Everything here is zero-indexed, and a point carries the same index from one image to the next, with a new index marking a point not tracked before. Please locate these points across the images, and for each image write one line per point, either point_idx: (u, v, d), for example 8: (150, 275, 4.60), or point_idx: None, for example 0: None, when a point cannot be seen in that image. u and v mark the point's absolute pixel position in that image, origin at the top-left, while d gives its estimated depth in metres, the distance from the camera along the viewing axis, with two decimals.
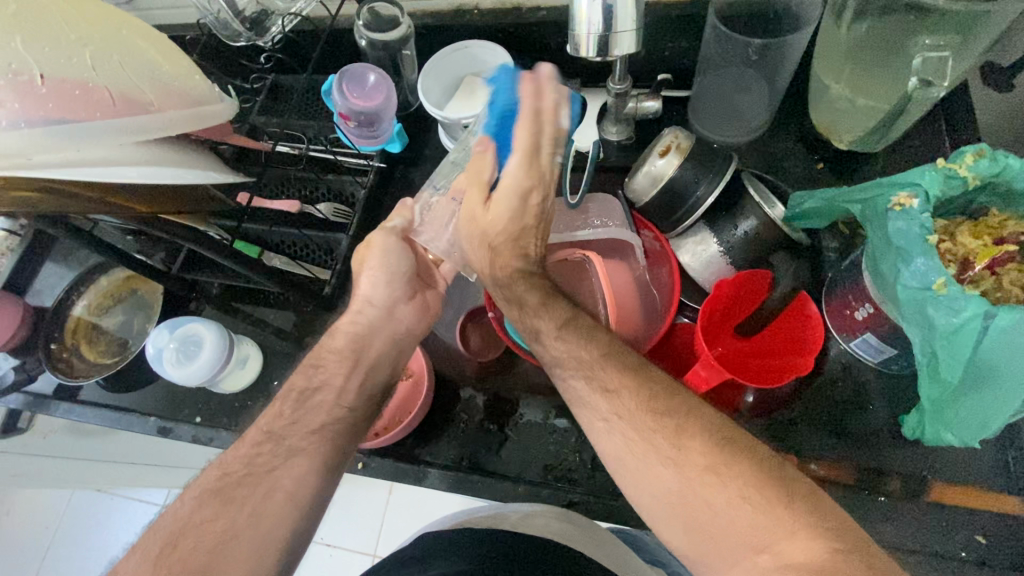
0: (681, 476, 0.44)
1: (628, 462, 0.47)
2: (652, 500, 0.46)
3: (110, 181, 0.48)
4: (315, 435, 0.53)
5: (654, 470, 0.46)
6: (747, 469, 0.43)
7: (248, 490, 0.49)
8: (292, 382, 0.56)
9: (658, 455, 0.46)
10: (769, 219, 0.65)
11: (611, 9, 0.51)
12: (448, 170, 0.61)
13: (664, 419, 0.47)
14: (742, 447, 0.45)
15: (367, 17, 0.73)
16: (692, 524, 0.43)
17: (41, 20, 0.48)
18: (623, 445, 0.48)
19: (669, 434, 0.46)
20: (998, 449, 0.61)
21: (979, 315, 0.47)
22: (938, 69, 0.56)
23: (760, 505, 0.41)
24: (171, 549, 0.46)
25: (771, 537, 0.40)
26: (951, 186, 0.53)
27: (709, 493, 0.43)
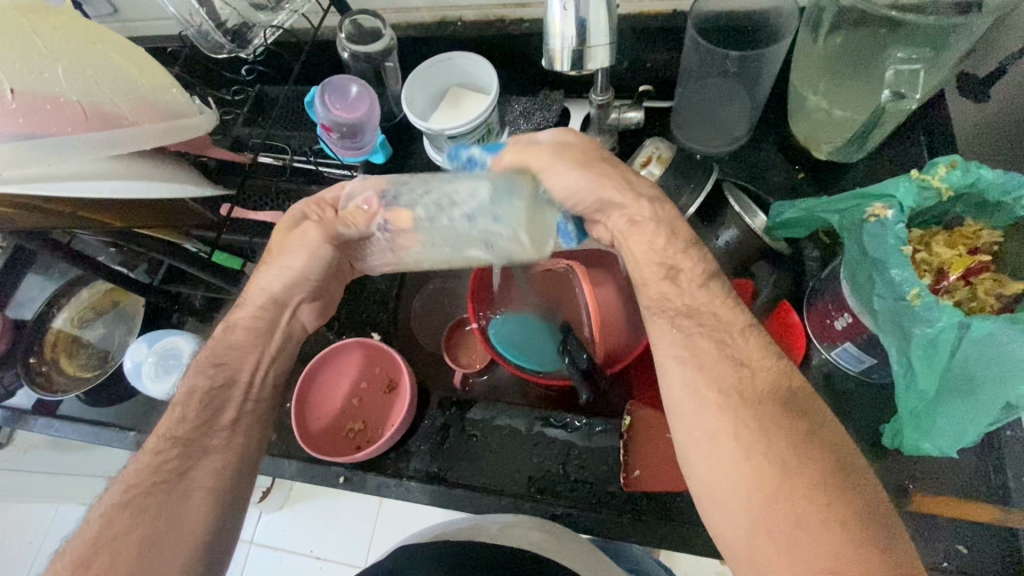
0: (779, 479, 0.42)
1: (718, 447, 0.45)
2: (725, 490, 0.44)
3: (82, 195, 0.47)
4: (226, 430, 0.54)
5: (750, 460, 0.43)
6: (852, 499, 0.41)
7: (155, 500, 0.50)
8: (194, 383, 0.55)
9: (759, 451, 0.43)
10: (748, 229, 0.66)
11: (585, 23, 0.51)
12: (409, 200, 0.50)
13: (773, 419, 0.44)
14: (854, 472, 0.43)
15: (349, 29, 0.73)
16: (762, 529, 0.42)
17: (14, 35, 0.48)
18: (716, 429, 0.45)
19: (784, 440, 0.43)
20: (978, 457, 0.62)
21: (953, 325, 0.47)
22: (911, 80, 0.58)
23: (846, 534, 0.40)
24: (85, 569, 0.47)
25: (846, 568, 0.39)
26: (925, 197, 0.53)
27: (806, 507, 0.41)
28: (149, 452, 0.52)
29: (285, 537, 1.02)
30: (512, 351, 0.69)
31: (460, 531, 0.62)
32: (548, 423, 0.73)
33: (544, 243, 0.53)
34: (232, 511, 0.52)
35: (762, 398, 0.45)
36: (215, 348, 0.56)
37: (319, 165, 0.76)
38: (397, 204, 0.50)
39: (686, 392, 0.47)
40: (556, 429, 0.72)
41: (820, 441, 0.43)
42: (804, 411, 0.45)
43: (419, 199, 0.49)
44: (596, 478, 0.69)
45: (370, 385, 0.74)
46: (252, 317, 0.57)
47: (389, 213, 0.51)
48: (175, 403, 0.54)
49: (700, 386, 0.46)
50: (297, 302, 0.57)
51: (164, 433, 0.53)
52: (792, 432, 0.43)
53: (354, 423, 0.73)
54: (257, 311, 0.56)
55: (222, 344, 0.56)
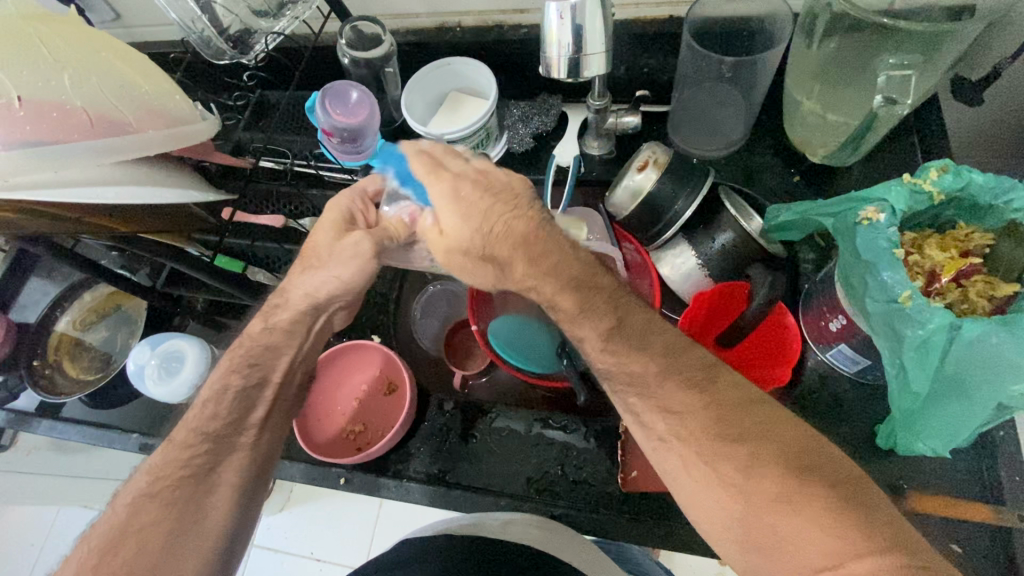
0: (740, 500, 0.41)
1: (684, 478, 0.44)
2: (710, 513, 0.43)
3: (88, 201, 0.48)
4: (255, 429, 0.56)
5: (711, 489, 0.43)
6: (818, 492, 0.39)
7: (183, 493, 0.51)
8: (227, 381, 0.54)
9: (720, 464, 0.43)
10: (746, 233, 0.67)
11: (581, 31, 0.52)
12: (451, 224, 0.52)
13: (724, 419, 0.44)
14: (815, 461, 0.41)
15: (349, 35, 0.74)
16: (752, 551, 0.41)
17: (22, 45, 0.49)
18: (675, 457, 0.45)
19: (729, 462, 0.42)
20: (973, 458, 0.62)
21: (945, 327, 0.48)
22: (902, 87, 0.59)
23: (827, 533, 0.38)
24: (109, 557, 0.47)
25: (840, 564, 0.37)
26: (917, 200, 0.55)
27: (777, 519, 0.40)
28: (169, 446, 0.53)
29: (286, 539, 1.02)
30: (514, 354, 0.69)
31: (462, 529, 0.62)
32: (548, 424, 0.73)
33: None
34: (251, 507, 0.55)
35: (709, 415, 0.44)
36: (251, 347, 0.55)
37: (319, 169, 0.78)
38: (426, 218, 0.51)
39: (646, 428, 0.46)
40: (556, 430, 0.73)
41: (767, 451, 0.42)
42: (745, 423, 0.43)
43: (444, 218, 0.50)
44: (594, 479, 0.69)
45: (370, 387, 0.75)
46: (292, 321, 0.55)
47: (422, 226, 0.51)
48: (205, 399, 0.54)
49: (649, 411, 0.46)
50: (334, 308, 0.56)
51: (200, 425, 0.53)
52: (738, 448, 0.42)
53: (354, 425, 0.74)
54: (298, 314, 0.54)
55: (259, 343, 0.55)
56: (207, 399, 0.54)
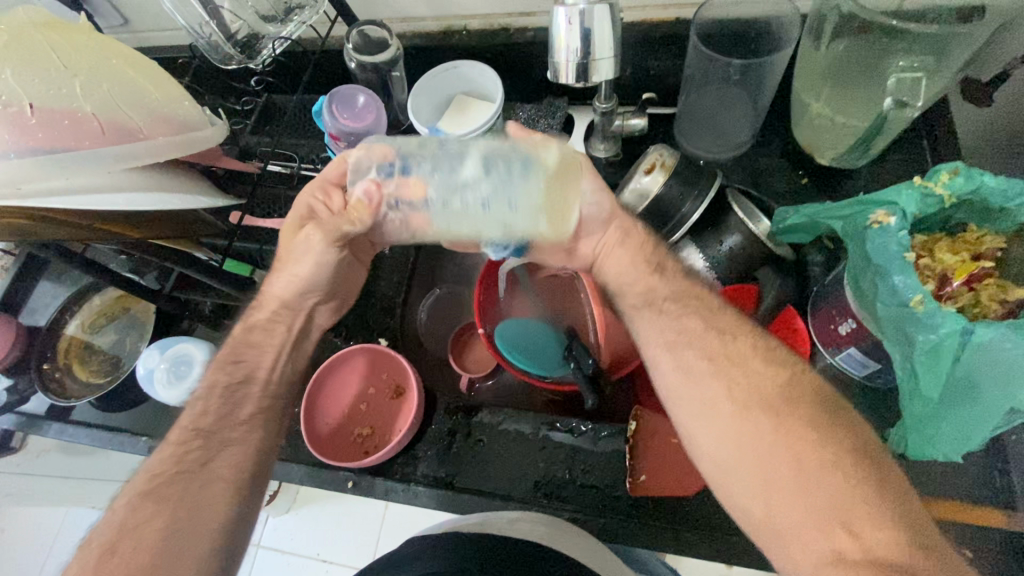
0: (773, 433, 0.44)
1: (712, 410, 0.46)
2: (733, 458, 0.44)
3: (100, 208, 0.48)
4: (244, 426, 0.53)
5: (746, 422, 0.45)
6: (843, 440, 0.42)
7: (178, 489, 0.49)
8: (213, 379, 0.55)
9: (752, 411, 0.45)
10: (753, 235, 0.66)
11: (589, 34, 0.52)
12: (420, 174, 0.47)
13: (759, 372, 0.46)
14: (841, 411, 0.44)
15: (355, 39, 0.74)
16: (773, 487, 0.42)
17: (35, 55, 0.50)
18: (712, 395, 0.46)
19: (771, 396, 0.45)
20: (984, 463, 0.62)
21: (957, 331, 0.47)
22: (913, 89, 0.59)
23: (848, 474, 0.41)
24: (109, 556, 0.45)
25: (853, 510, 0.40)
26: (927, 204, 0.54)
27: (804, 454, 0.42)
28: (178, 443, 0.51)
29: (294, 540, 1.03)
30: (517, 355, 0.68)
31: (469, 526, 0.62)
32: (555, 426, 0.73)
33: (562, 218, 0.48)
34: None
35: (751, 372, 0.46)
36: (234, 345, 0.57)
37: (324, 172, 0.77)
38: (414, 203, 0.47)
39: (683, 364, 0.48)
40: (565, 433, 0.72)
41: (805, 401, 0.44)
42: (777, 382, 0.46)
43: (424, 172, 0.46)
44: (600, 482, 0.69)
45: (379, 390, 0.76)
46: (268, 319, 0.57)
47: (401, 193, 0.47)
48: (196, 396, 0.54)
49: (692, 360, 0.48)
50: (312, 305, 0.59)
51: (191, 424, 0.52)
52: (777, 390, 0.45)
53: (361, 427, 0.74)
54: (274, 314, 0.57)
55: (243, 341, 0.57)
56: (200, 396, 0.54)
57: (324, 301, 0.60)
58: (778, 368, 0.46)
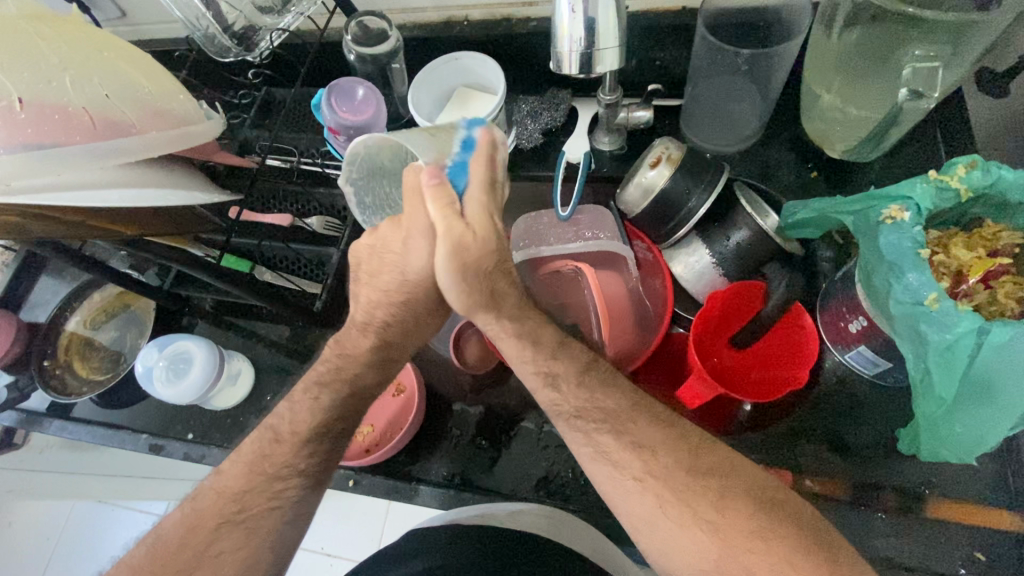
0: (716, 541, 0.44)
1: (653, 525, 0.46)
2: (685, 565, 0.45)
3: (93, 205, 0.48)
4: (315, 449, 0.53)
5: (689, 531, 0.45)
6: (787, 536, 0.43)
7: (270, 522, 0.51)
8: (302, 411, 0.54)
9: (689, 515, 0.45)
10: (761, 231, 0.64)
11: (593, 24, 0.50)
12: None
13: (686, 485, 0.45)
14: (774, 501, 0.45)
15: (355, 32, 0.72)
16: None
17: (26, 49, 0.48)
18: (648, 513, 0.46)
19: (704, 501, 0.45)
20: (997, 463, 0.60)
21: (974, 331, 0.46)
22: (928, 80, 0.57)
23: (797, 571, 0.42)
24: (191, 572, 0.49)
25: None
26: (943, 198, 0.53)
27: (751, 559, 0.43)
28: (257, 476, 0.52)
29: None
30: None
31: (470, 517, 0.62)
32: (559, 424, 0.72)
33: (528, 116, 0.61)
34: None
35: (670, 469, 0.46)
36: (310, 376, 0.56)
37: (325, 166, 0.75)
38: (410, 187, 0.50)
39: (618, 469, 0.47)
40: None
41: (738, 497, 0.45)
42: (717, 466, 0.46)
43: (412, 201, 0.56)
44: None
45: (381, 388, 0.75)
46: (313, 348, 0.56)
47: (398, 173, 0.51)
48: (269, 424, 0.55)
49: (627, 474, 0.47)
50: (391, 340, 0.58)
51: (294, 460, 0.52)
52: (713, 488, 0.45)
53: (361, 426, 0.73)
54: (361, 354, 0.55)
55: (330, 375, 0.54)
56: (306, 440, 0.52)
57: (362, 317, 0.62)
58: (708, 477, 0.46)
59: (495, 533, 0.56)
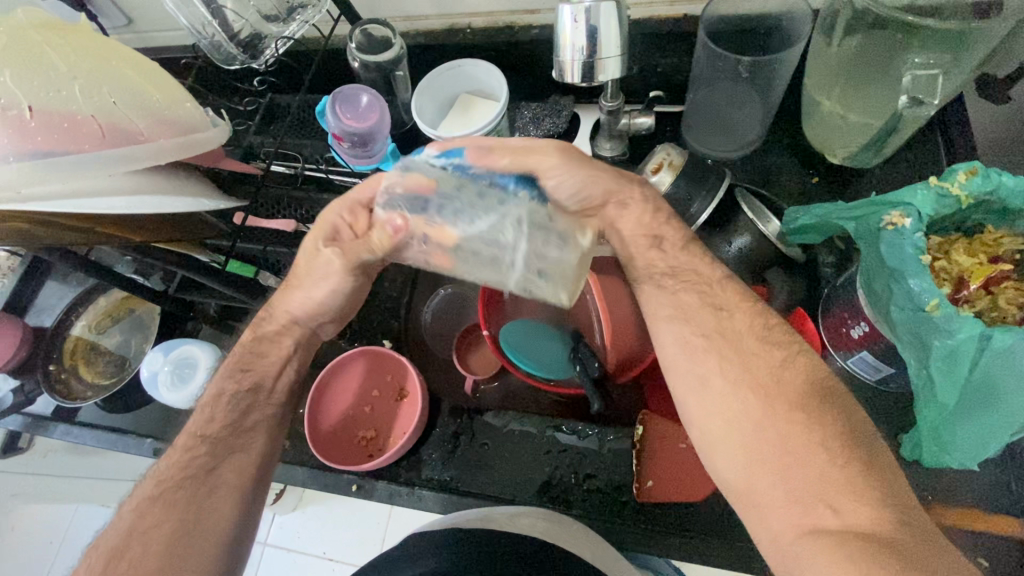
0: (763, 410, 0.45)
1: (706, 384, 0.48)
2: (721, 428, 0.46)
3: (99, 212, 0.48)
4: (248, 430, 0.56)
5: (739, 398, 0.46)
6: (831, 420, 0.44)
7: (185, 494, 0.51)
8: (223, 387, 0.57)
9: (743, 386, 0.46)
10: (762, 235, 0.65)
11: (596, 32, 0.51)
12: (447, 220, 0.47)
13: (752, 354, 0.48)
14: (836, 398, 0.45)
15: (359, 38, 0.73)
16: (756, 460, 0.44)
17: (36, 58, 0.49)
18: (706, 373, 0.48)
19: (764, 372, 0.47)
20: (1000, 469, 0.60)
21: (974, 337, 0.46)
22: (929, 87, 0.57)
23: (832, 456, 0.42)
24: (117, 558, 0.49)
25: (833, 486, 0.41)
26: (944, 205, 0.53)
27: (791, 433, 0.44)
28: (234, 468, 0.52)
29: (299, 538, 1.03)
30: (525, 360, 0.69)
31: (469, 520, 0.62)
32: (564, 428, 0.72)
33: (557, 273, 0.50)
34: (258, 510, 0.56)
35: (736, 340, 0.48)
36: (242, 354, 0.58)
37: (330, 174, 0.76)
38: (444, 217, 0.46)
39: (680, 336, 0.50)
40: (574, 436, 0.71)
41: (797, 380, 0.46)
42: (782, 355, 0.48)
43: (467, 245, 0.47)
44: (607, 488, 0.68)
45: (383, 393, 0.75)
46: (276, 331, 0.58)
47: (432, 230, 0.47)
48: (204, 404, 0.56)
49: (688, 339, 0.50)
50: (317, 325, 0.59)
51: None
52: (774, 362, 0.47)
53: (366, 430, 0.74)
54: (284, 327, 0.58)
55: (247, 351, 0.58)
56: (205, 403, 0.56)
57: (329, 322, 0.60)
58: (774, 351, 0.47)
59: (497, 536, 0.56)
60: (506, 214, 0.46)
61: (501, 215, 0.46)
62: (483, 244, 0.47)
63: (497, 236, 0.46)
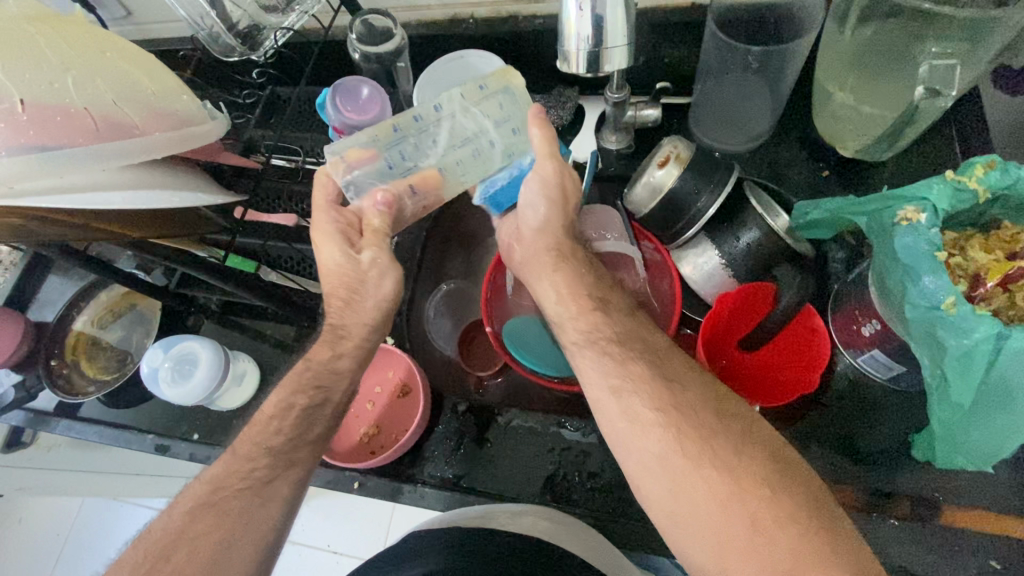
0: (727, 487, 0.44)
1: (665, 463, 0.46)
2: (684, 510, 0.45)
3: (94, 207, 0.47)
4: (311, 446, 0.55)
5: (701, 473, 0.45)
6: (792, 494, 0.43)
7: (239, 504, 0.51)
8: (295, 399, 0.54)
9: (704, 467, 0.45)
10: (771, 230, 0.63)
11: (601, 21, 0.49)
12: (423, 158, 0.53)
13: (708, 428, 0.46)
14: (793, 469, 0.45)
15: (360, 29, 0.71)
16: (725, 540, 0.43)
17: (29, 50, 0.48)
18: (664, 450, 0.46)
19: (723, 446, 0.45)
20: (1013, 470, 0.59)
21: (991, 336, 0.45)
22: (945, 77, 0.56)
23: (800, 531, 0.42)
24: (163, 561, 0.49)
25: (805, 565, 0.40)
26: (961, 200, 0.51)
27: (756, 509, 0.43)
28: (235, 465, 0.52)
29: (302, 532, 1.03)
30: (526, 355, 0.67)
31: (471, 519, 0.62)
32: (565, 424, 0.72)
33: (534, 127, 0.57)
34: None
35: (694, 407, 0.47)
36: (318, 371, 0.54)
37: None
38: (417, 158, 0.53)
39: (630, 404, 0.49)
40: (577, 433, 0.71)
41: (756, 446, 0.46)
42: (736, 416, 0.48)
43: (449, 161, 0.53)
44: (611, 487, 0.67)
45: (386, 389, 0.75)
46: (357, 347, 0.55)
47: (415, 178, 0.53)
48: (271, 415, 0.54)
49: (636, 413, 0.48)
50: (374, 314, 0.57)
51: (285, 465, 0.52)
52: (732, 432, 0.46)
53: (368, 428, 0.73)
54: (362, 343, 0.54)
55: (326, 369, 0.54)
56: (272, 416, 0.54)
57: None
58: (731, 420, 0.47)
59: (499, 537, 0.56)
60: (450, 115, 0.53)
61: (448, 119, 0.53)
62: (460, 149, 0.53)
63: (463, 134, 0.53)
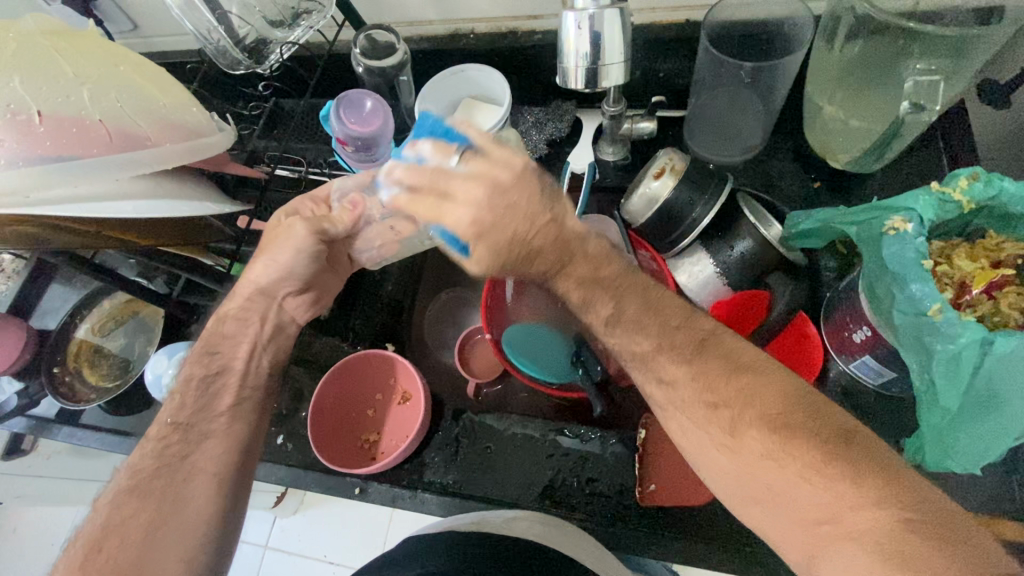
0: (734, 460, 0.44)
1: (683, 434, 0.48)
2: (720, 481, 0.46)
3: (106, 216, 0.49)
4: (223, 416, 0.56)
5: (711, 454, 0.45)
6: (803, 449, 0.41)
7: (162, 482, 0.51)
8: (191, 371, 0.58)
9: (707, 438, 0.46)
10: (764, 239, 0.65)
11: (599, 39, 0.51)
12: None
13: (706, 419, 0.46)
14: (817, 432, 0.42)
15: (364, 44, 0.74)
16: (759, 497, 0.43)
17: (44, 63, 0.50)
18: (680, 427, 0.48)
19: (720, 423, 0.45)
20: (1003, 474, 0.60)
21: (977, 341, 0.46)
22: (930, 92, 0.59)
23: (824, 481, 0.40)
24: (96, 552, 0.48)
25: (842, 512, 0.39)
26: (946, 210, 0.53)
27: (771, 476, 0.42)
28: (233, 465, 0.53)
29: (299, 542, 1.03)
30: (527, 364, 0.70)
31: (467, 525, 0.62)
32: (561, 432, 0.72)
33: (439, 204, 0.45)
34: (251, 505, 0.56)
35: None
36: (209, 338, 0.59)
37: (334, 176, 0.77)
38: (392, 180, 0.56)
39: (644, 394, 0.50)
40: (575, 441, 0.72)
41: (755, 425, 0.43)
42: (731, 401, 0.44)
43: None
44: (611, 493, 0.68)
45: (387, 396, 0.76)
46: (239, 309, 0.60)
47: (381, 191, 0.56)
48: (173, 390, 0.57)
49: None
50: (283, 295, 0.60)
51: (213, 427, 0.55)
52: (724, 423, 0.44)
53: (370, 433, 0.75)
54: (245, 302, 0.59)
55: (216, 333, 0.59)
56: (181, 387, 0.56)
57: (294, 295, 0.61)
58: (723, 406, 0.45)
59: (494, 539, 0.56)
60: None
61: None
62: None
63: None
